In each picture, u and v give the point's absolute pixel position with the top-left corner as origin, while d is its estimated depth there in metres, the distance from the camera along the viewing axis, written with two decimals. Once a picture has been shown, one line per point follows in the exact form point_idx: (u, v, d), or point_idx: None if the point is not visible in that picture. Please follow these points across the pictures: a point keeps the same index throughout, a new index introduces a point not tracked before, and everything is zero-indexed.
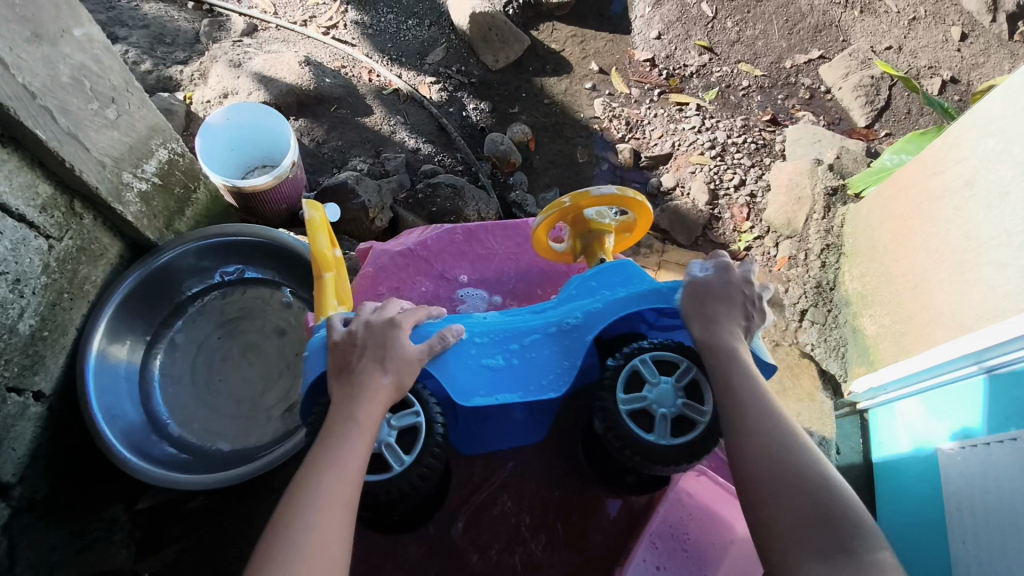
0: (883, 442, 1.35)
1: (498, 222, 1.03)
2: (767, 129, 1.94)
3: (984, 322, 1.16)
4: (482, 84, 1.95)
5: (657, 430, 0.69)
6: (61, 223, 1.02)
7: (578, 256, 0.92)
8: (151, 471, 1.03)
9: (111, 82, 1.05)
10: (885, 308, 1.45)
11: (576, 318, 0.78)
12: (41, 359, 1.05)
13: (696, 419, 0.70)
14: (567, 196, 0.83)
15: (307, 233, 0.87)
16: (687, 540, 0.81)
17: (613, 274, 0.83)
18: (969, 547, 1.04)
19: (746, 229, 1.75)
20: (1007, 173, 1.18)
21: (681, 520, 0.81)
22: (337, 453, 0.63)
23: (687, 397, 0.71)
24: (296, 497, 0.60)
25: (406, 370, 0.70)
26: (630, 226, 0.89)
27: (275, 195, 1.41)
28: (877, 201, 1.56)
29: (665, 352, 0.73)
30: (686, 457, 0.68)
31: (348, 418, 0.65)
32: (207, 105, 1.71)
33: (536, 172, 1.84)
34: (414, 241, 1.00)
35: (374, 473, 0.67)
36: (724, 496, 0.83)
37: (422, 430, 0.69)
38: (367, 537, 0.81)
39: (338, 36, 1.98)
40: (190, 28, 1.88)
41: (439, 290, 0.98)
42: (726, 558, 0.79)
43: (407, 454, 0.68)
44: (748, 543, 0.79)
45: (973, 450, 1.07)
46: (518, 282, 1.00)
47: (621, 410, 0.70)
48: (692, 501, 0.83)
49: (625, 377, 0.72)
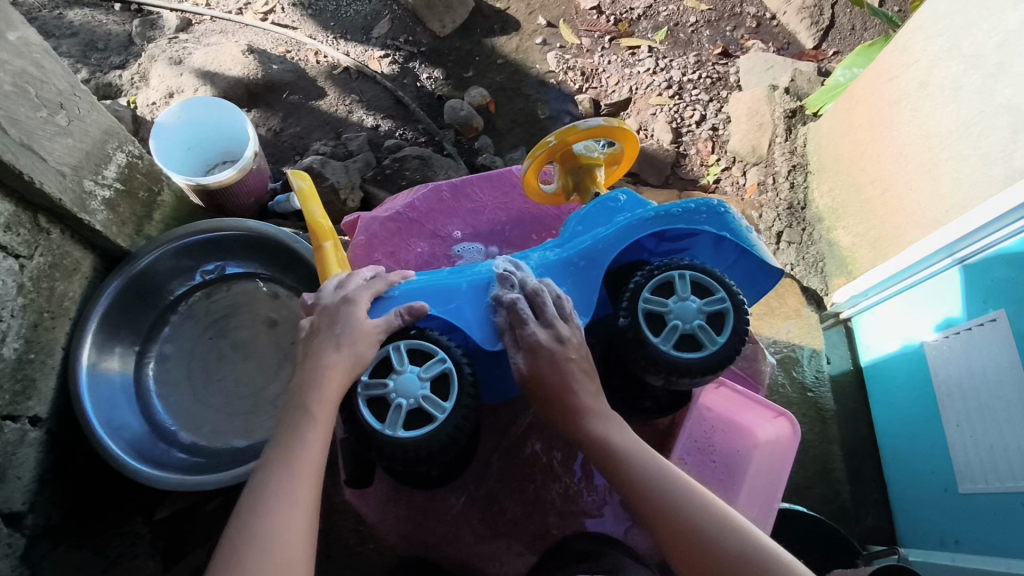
0: (870, 345, 1.40)
1: (483, 174, 1.02)
2: (720, 62, 1.95)
3: (954, 215, 1.20)
4: (432, 52, 1.92)
5: (663, 336, 0.72)
6: (29, 240, 0.99)
7: (570, 195, 0.92)
8: (164, 477, 1.02)
9: (56, 86, 1.00)
10: (858, 218, 1.49)
11: (582, 256, 0.79)
12: (32, 382, 1.02)
13: (705, 343, 0.72)
14: (553, 135, 0.84)
15: (299, 204, 0.88)
16: (714, 450, 0.88)
17: (606, 211, 0.84)
18: (962, 429, 1.11)
19: (713, 162, 1.77)
20: (959, 68, 1.21)
21: (705, 432, 0.89)
22: (290, 447, 0.65)
23: (707, 322, 0.73)
24: (251, 492, 0.63)
25: (362, 343, 0.71)
26: (620, 157, 0.90)
27: (241, 188, 1.39)
28: (836, 117, 1.59)
29: (705, 276, 0.74)
30: (687, 371, 0.71)
31: (304, 401, 0.68)
32: (153, 107, 1.66)
33: (500, 133, 1.84)
34: (400, 204, 0.99)
35: (417, 426, 0.69)
36: (744, 403, 0.90)
37: (453, 376, 0.71)
38: (407, 498, 0.82)
39: (278, 20, 1.92)
40: (121, 30, 1.81)
41: (435, 249, 0.98)
42: (753, 460, 0.88)
43: (445, 401, 0.70)
44: (770, 445, 0.88)
45: (957, 339, 1.13)
46: (512, 231, 1.00)
47: (639, 307, 0.73)
48: (712, 415, 0.90)
49: (657, 284, 0.74)
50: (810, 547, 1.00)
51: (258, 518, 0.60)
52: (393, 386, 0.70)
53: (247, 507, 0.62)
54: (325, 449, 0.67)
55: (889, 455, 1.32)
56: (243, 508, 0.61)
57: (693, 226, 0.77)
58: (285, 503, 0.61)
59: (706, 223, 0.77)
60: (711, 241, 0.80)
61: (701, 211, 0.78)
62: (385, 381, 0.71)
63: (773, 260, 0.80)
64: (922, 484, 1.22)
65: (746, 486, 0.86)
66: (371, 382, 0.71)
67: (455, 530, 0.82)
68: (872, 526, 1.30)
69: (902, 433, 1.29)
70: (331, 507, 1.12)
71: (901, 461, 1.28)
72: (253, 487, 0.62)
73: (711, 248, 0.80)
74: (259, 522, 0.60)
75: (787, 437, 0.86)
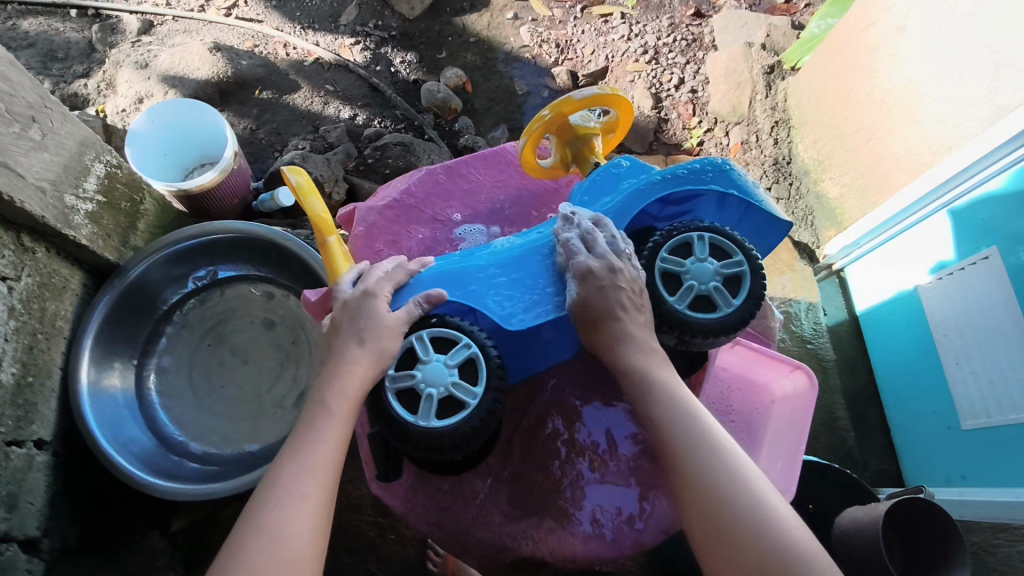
0: (864, 294, 1.42)
1: (477, 154, 1.00)
2: (693, 23, 1.93)
3: (939, 157, 1.21)
4: (403, 36, 1.89)
5: (678, 297, 0.73)
6: (15, 261, 0.97)
7: (569, 167, 0.90)
8: (177, 488, 1.01)
9: (26, 99, 0.97)
10: (844, 168, 1.50)
11: (593, 226, 0.79)
12: (33, 406, 1.01)
13: (720, 304, 0.72)
14: (547, 109, 0.83)
15: (299, 200, 0.87)
16: (732, 410, 0.88)
17: (610, 179, 0.83)
18: (961, 366, 1.13)
19: (694, 125, 1.76)
20: (936, 9, 1.21)
21: (723, 391, 0.89)
22: (308, 442, 0.66)
23: (724, 285, 0.72)
24: (267, 484, 0.63)
25: (384, 335, 0.72)
26: (614, 125, 0.90)
27: (223, 190, 1.37)
28: (815, 69, 1.59)
29: (724, 239, 0.74)
30: (700, 332, 0.71)
31: (323, 395, 0.69)
32: (124, 114, 1.62)
33: (479, 113, 1.82)
34: (396, 191, 0.97)
35: (448, 414, 0.69)
36: (762, 360, 0.92)
37: (480, 360, 0.70)
38: (432, 485, 0.83)
39: (241, 14, 1.87)
40: (81, 37, 1.76)
41: (436, 234, 0.97)
42: (772, 417, 0.88)
43: (475, 386, 0.70)
44: (787, 401, 0.89)
45: (951, 279, 1.15)
46: (511, 208, 0.99)
47: (656, 265, 0.74)
48: (727, 375, 0.91)
49: (676, 244, 0.74)
50: (826, 495, 1.02)
51: (274, 508, 0.61)
52: (421, 376, 0.70)
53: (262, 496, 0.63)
54: (341, 445, 0.68)
55: (890, 398, 1.35)
56: (260, 498, 0.62)
57: (701, 185, 0.77)
58: (295, 496, 0.62)
59: (713, 182, 0.78)
60: (715, 200, 0.79)
61: (707, 171, 0.78)
62: (412, 372, 0.70)
63: (783, 215, 0.80)
64: (923, 423, 1.25)
65: (767, 444, 0.86)
66: (398, 375, 0.71)
67: (483, 512, 0.82)
68: (881, 469, 1.33)
69: (900, 376, 1.31)
70: (350, 501, 1.12)
71: (903, 404, 1.31)
72: (268, 479, 0.64)
73: (714, 207, 0.80)
74: (271, 512, 0.60)
75: (805, 389, 0.88)
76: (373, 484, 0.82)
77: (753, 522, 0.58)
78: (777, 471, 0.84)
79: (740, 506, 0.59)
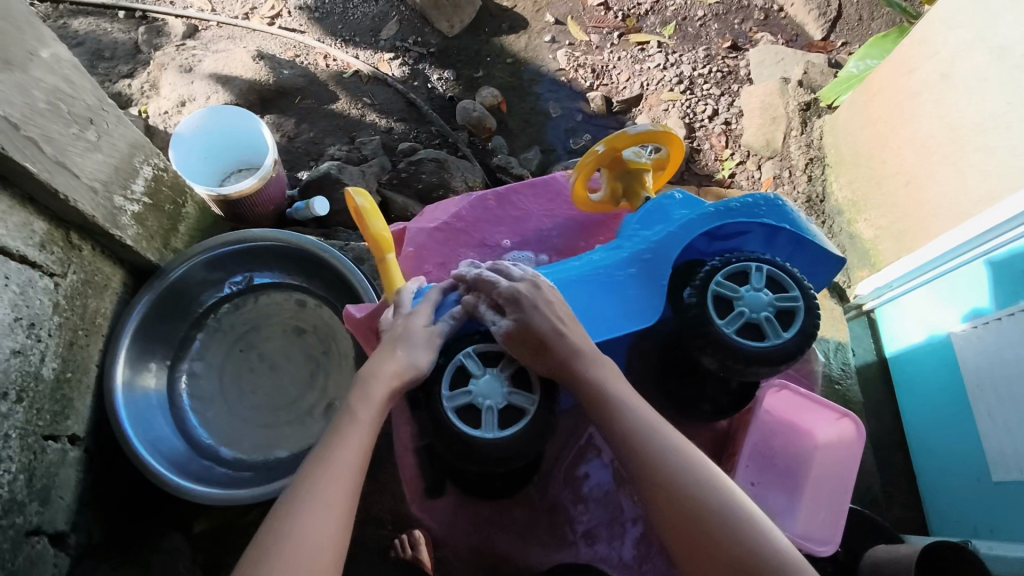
0: (895, 337, 1.41)
1: (527, 181, 1.01)
2: (729, 55, 1.95)
3: (981, 207, 1.21)
4: (442, 53, 1.92)
5: (728, 320, 0.72)
6: (63, 258, 0.98)
7: (620, 202, 0.92)
8: (186, 486, 1.02)
9: (86, 102, 0.99)
10: (879, 210, 1.51)
11: (650, 250, 0.79)
12: (70, 401, 1.02)
13: (768, 334, 0.71)
14: (601, 143, 0.86)
15: (360, 219, 0.86)
16: (774, 454, 0.88)
17: (662, 211, 0.83)
18: (994, 418, 1.12)
19: (727, 157, 1.76)
20: (983, 60, 1.22)
21: (767, 437, 0.88)
22: (334, 449, 0.66)
23: (774, 316, 0.73)
24: (292, 492, 0.63)
25: (415, 347, 0.73)
26: (664, 162, 0.90)
27: (262, 197, 1.40)
28: (853, 109, 1.60)
29: (781, 273, 0.74)
30: (749, 358, 0.70)
31: (349, 402, 0.70)
32: (165, 116, 1.64)
33: (513, 134, 1.86)
34: (446, 214, 0.98)
35: (513, 423, 0.71)
36: (806, 406, 0.90)
37: (530, 368, 0.74)
38: (474, 509, 0.82)
39: (285, 24, 1.91)
40: (127, 38, 1.80)
41: (486, 258, 0.97)
42: (814, 462, 0.89)
43: (530, 391, 0.73)
44: (830, 446, 0.89)
45: (986, 328, 1.13)
46: (561, 237, 1.00)
47: (711, 288, 0.73)
48: (772, 419, 0.89)
49: (733, 271, 0.74)
50: (856, 541, 1.01)
51: (296, 514, 0.61)
52: (477, 391, 0.72)
53: (287, 502, 0.63)
54: (364, 455, 0.67)
55: (916, 445, 1.34)
56: (283, 506, 0.62)
57: (754, 220, 0.78)
58: (321, 504, 0.62)
59: (764, 216, 0.78)
60: (764, 236, 0.80)
61: (759, 205, 0.79)
62: (467, 388, 0.72)
63: (831, 250, 0.80)
64: (953, 472, 1.23)
65: (809, 489, 0.87)
66: (455, 394, 0.72)
67: (520, 540, 0.82)
68: (905, 515, 1.32)
69: (928, 422, 1.30)
70: (370, 515, 1.12)
71: (930, 451, 1.30)
72: (296, 484, 0.64)
73: (763, 242, 0.80)
74: (295, 518, 0.61)
75: (851, 437, 0.87)
76: (414, 505, 0.82)
77: (728, 523, 0.60)
78: (818, 519, 0.85)
79: (715, 511, 0.60)
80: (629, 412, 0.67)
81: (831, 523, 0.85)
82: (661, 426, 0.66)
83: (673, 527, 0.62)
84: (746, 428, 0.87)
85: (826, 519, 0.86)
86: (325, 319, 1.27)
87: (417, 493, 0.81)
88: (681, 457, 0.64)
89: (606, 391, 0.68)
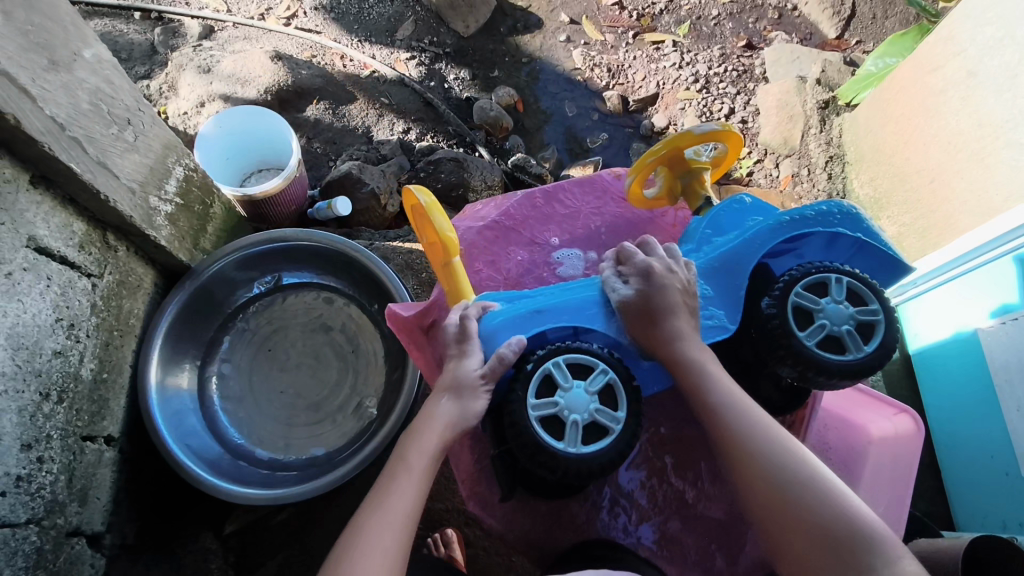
0: (917, 333, 1.42)
1: (574, 180, 1.03)
2: (744, 54, 1.95)
3: (1009, 205, 1.21)
4: (457, 53, 1.92)
5: (808, 332, 0.70)
6: (100, 259, 0.98)
7: (676, 198, 0.95)
8: (216, 484, 1.01)
9: (124, 102, 0.99)
10: (903, 209, 1.52)
11: (717, 260, 0.78)
12: (105, 402, 1.01)
13: (849, 348, 0.69)
14: (663, 143, 0.89)
15: (427, 217, 0.83)
16: (829, 449, 0.93)
17: (735, 213, 0.85)
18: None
19: (744, 155, 1.76)
20: (1011, 57, 1.23)
21: (821, 432, 0.94)
22: (387, 496, 0.67)
23: (855, 329, 0.70)
24: (348, 540, 0.65)
25: (466, 394, 0.72)
26: (722, 160, 0.92)
27: (285, 197, 1.39)
28: (873, 107, 1.61)
29: (862, 284, 0.71)
30: (825, 372, 0.69)
31: (404, 451, 0.71)
32: (184, 116, 1.64)
33: (530, 133, 1.87)
34: (496, 213, 0.99)
35: (593, 440, 0.68)
36: (853, 404, 0.99)
37: (618, 385, 0.70)
38: (531, 506, 0.80)
39: (301, 24, 1.90)
40: (144, 39, 1.80)
41: (535, 256, 0.97)
42: (870, 456, 0.92)
43: (617, 411, 0.70)
44: (882, 441, 0.93)
45: (1014, 325, 1.13)
46: (609, 233, 1.00)
47: (790, 299, 0.71)
48: (824, 415, 0.95)
49: (812, 283, 0.72)
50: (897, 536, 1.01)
51: (351, 558, 0.62)
52: (563, 403, 0.68)
53: (343, 547, 0.65)
54: (418, 501, 0.68)
55: (943, 443, 1.34)
56: (340, 552, 0.64)
57: (827, 229, 0.75)
58: (374, 550, 0.63)
59: (839, 225, 0.75)
60: (824, 240, 0.77)
61: (835, 213, 0.76)
62: (553, 399, 0.69)
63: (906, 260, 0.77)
64: (982, 467, 1.23)
65: (867, 483, 0.90)
66: (540, 404, 0.69)
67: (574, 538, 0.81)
68: (929, 509, 1.33)
69: (956, 418, 1.31)
70: None
71: (955, 447, 1.30)
72: (349, 531, 0.66)
73: (822, 247, 0.77)
74: (350, 563, 0.62)
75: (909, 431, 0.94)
76: (469, 503, 0.80)
77: (811, 492, 0.62)
78: (879, 512, 0.88)
79: (798, 481, 0.63)
80: (723, 386, 0.71)
81: (891, 518, 0.87)
82: (750, 401, 0.70)
83: (759, 499, 0.65)
84: (805, 425, 0.83)
85: (886, 512, 0.88)
86: (354, 318, 1.26)
87: (474, 492, 0.80)
88: (766, 430, 0.67)
89: (708, 365, 0.72)
